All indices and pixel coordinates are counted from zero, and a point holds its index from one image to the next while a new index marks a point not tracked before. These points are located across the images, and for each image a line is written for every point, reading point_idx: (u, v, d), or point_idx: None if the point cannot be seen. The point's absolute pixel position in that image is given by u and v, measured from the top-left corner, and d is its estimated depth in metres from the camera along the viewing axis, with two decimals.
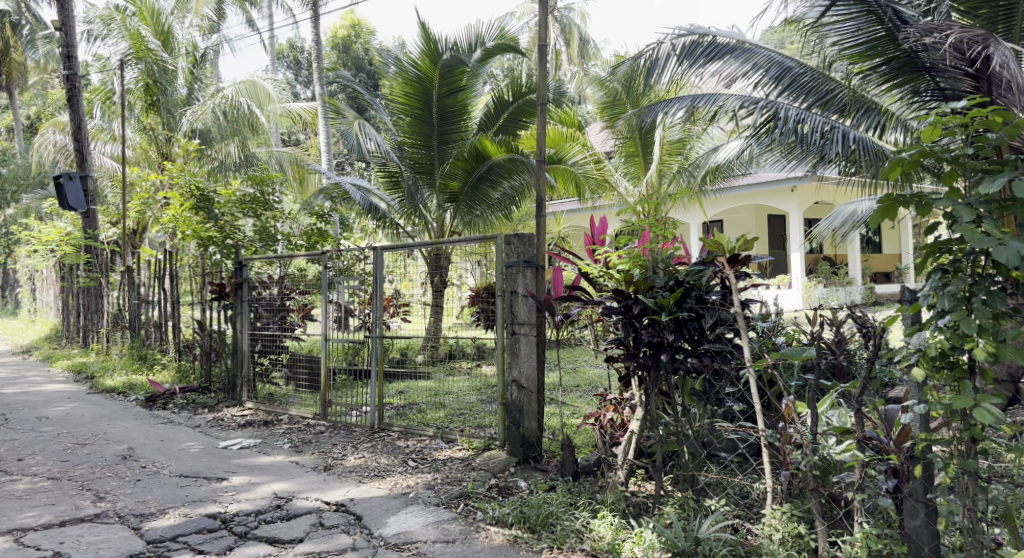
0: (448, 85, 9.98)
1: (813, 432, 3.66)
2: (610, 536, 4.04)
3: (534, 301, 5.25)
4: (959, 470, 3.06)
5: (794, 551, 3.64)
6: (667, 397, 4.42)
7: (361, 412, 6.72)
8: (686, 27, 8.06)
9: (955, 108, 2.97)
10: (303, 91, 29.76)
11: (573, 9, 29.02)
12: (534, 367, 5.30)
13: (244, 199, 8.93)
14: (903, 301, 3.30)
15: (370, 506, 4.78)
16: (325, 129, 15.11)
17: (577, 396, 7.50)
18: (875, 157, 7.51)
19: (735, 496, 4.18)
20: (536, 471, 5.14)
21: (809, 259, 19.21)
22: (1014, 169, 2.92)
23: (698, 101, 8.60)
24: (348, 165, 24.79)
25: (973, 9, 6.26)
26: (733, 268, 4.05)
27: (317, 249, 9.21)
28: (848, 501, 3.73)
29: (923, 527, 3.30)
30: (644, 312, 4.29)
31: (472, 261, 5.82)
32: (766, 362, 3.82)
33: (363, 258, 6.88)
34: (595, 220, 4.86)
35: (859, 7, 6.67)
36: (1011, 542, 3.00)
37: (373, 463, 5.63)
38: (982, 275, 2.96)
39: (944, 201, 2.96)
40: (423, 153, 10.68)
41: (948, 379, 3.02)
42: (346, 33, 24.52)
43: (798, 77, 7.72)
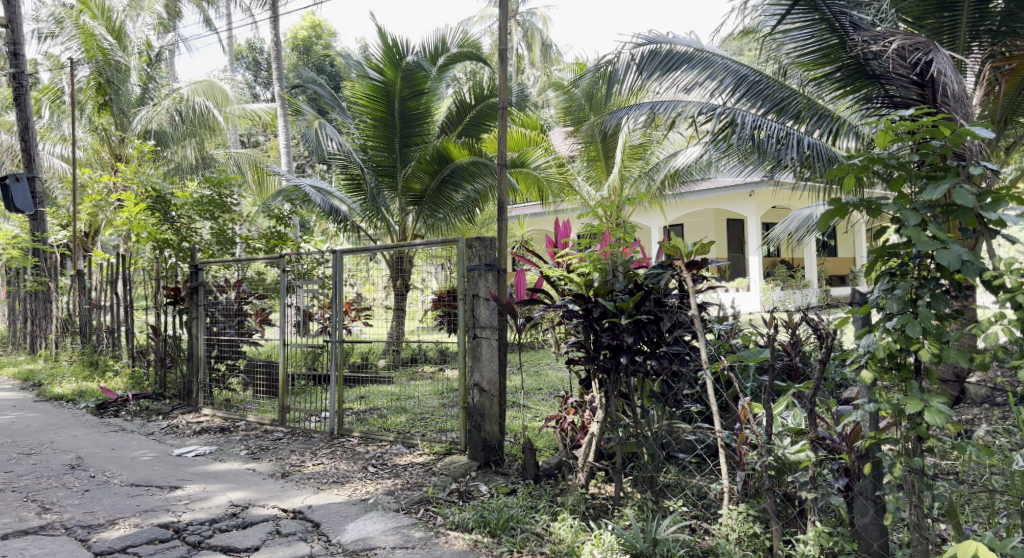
0: (410, 88, 9.93)
1: (768, 432, 3.72)
2: (570, 538, 4.05)
3: (496, 304, 5.25)
4: (906, 468, 3.15)
5: (750, 550, 3.70)
6: (626, 399, 4.47)
7: (320, 418, 6.65)
8: (644, 36, 8.16)
9: (904, 117, 3.06)
10: (262, 92, 29.40)
11: (534, 13, 29.09)
12: (496, 371, 5.30)
13: (202, 201, 8.71)
14: (855, 303, 3.36)
15: (328, 513, 4.73)
16: (284, 130, 14.88)
17: (539, 400, 7.53)
18: (829, 162, 7.68)
19: (693, 497, 4.24)
20: (497, 476, 5.15)
21: (767, 263, 19.55)
22: (957, 176, 3.00)
23: (658, 108, 8.69)
24: (308, 167, 24.53)
25: (921, 19, 6.47)
26: (691, 272, 4.10)
27: (276, 253, 9.10)
28: (802, 500, 3.79)
29: (872, 524, 3.38)
30: (604, 315, 4.31)
31: (435, 264, 5.81)
32: (722, 364, 3.88)
33: (322, 262, 6.80)
34: (558, 223, 4.88)
35: (812, 15, 6.81)
36: (955, 538, 3.09)
37: (332, 470, 5.57)
38: (928, 278, 3.04)
39: (891, 206, 3.04)
40: (385, 155, 10.60)
41: (896, 379, 3.09)
42: (306, 34, 24.25)
43: (754, 84, 7.84)
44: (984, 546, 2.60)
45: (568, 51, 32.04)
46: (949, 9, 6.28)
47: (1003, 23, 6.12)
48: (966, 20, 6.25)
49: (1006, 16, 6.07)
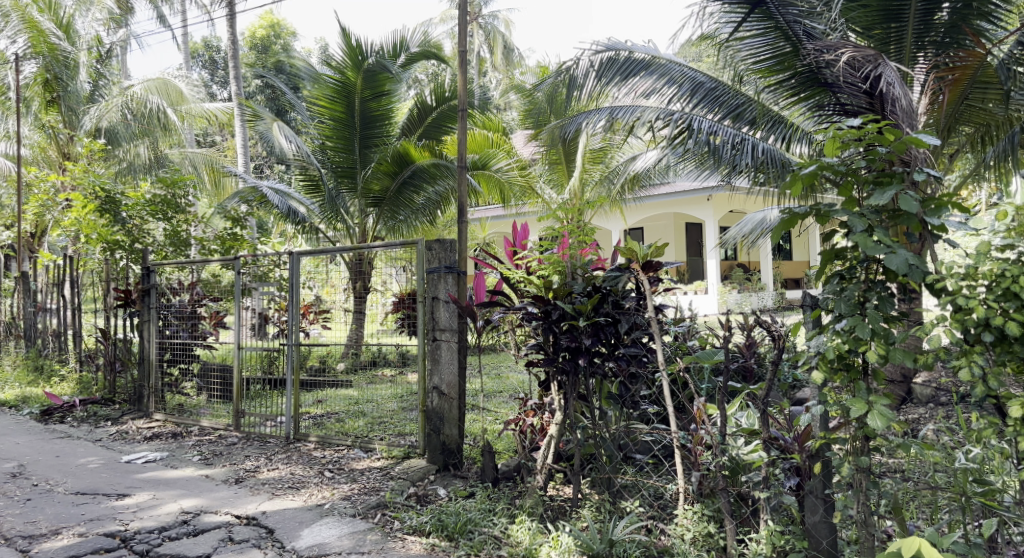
0: (371, 89, 9.87)
1: (722, 433, 3.79)
2: (527, 541, 4.05)
3: (456, 307, 5.24)
4: (855, 467, 3.23)
5: (704, 550, 3.75)
6: (585, 401, 4.49)
7: (277, 423, 6.55)
8: (603, 44, 8.27)
9: (851, 125, 3.13)
10: (220, 92, 28.97)
11: (497, 16, 29.10)
12: (456, 374, 5.28)
13: (154, 201, 8.51)
14: (806, 306, 3.44)
15: (282, 519, 4.67)
16: (242, 130, 14.61)
17: (500, 403, 7.53)
18: (781, 167, 7.87)
19: (650, 498, 4.29)
20: (456, 479, 5.14)
21: (725, 266, 19.87)
22: (902, 182, 3.10)
23: (617, 113, 8.83)
24: (267, 168, 24.20)
25: (869, 30, 6.61)
26: (647, 274, 4.13)
27: (232, 254, 8.95)
28: (755, 500, 3.85)
29: (822, 522, 3.43)
30: (563, 317, 4.34)
31: (395, 267, 5.77)
32: (679, 365, 3.92)
33: (279, 265, 6.69)
34: (517, 225, 4.87)
35: (767, 23, 6.91)
36: (901, 534, 3.18)
37: (287, 475, 5.50)
38: (875, 281, 3.11)
39: (840, 212, 3.11)
40: (344, 157, 10.48)
41: (845, 380, 3.16)
42: (265, 33, 23.91)
43: (710, 91, 7.98)
44: (926, 542, 2.68)
45: (530, 55, 32.15)
46: (896, 21, 6.43)
47: (946, 33, 6.37)
48: (912, 32, 6.41)
49: (949, 27, 6.32)
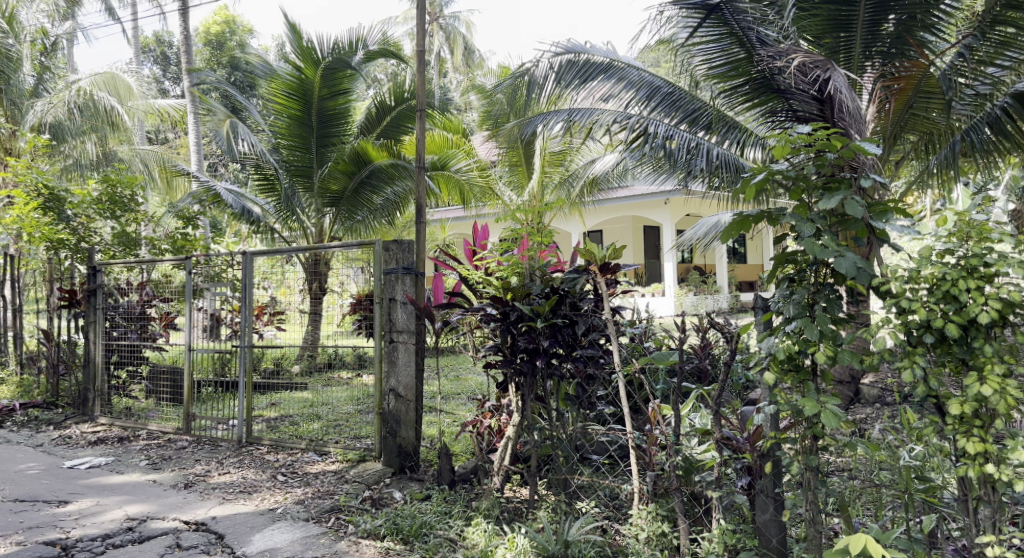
0: (329, 87, 9.76)
1: (676, 433, 3.84)
2: (483, 543, 4.03)
3: (413, 308, 5.21)
4: (804, 466, 3.30)
5: (657, 550, 3.78)
6: (542, 403, 4.49)
7: (228, 426, 6.43)
8: (563, 46, 8.31)
9: (802, 131, 3.20)
10: (172, 88, 28.33)
11: (458, 17, 29.01)
12: (412, 376, 5.25)
13: (101, 199, 8.28)
14: (758, 309, 3.50)
15: (233, 524, 4.59)
16: (195, 127, 14.28)
17: (457, 405, 7.51)
18: (736, 172, 8.07)
19: (605, 498, 4.32)
20: (411, 482, 5.09)
21: (682, 268, 20.12)
22: (850, 187, 3.17)
23: (575, 115, 8.88)
24: (221, 166, 23.74)
25: (819, 38, 6.72)
26: (605, 276, 4.16)
27: (183, 254, 8.76)
28: (707, 499, 3.91)
29: (772, 521, 3.47)
30: (521, 318, 4.34)
31: (354, 267, 5.71)
32: (635, 366, 3.95)
33: (232, 265, 6.55)
34: (476, 226, 4.85)
35: (722, 29, 7.02)
36: (846, 531, 3.25)
37: (239, 479, 5.40)
38: (823, 284, 3.19)
39: (789, 216, 3.18)
40: (299, 155, 10.37)
41: (795, 381, 3.22)
42: (220, 29, 23.45)
43: (667, 95, 8.06)
44: (871, 538, 2.84)
45: (491, 56, 32.07)
46: (845, 30, 6.57)
47: (892, 44, 6.55)
48: (859, 41, 6.57)
49: (894, 37, 6.49)
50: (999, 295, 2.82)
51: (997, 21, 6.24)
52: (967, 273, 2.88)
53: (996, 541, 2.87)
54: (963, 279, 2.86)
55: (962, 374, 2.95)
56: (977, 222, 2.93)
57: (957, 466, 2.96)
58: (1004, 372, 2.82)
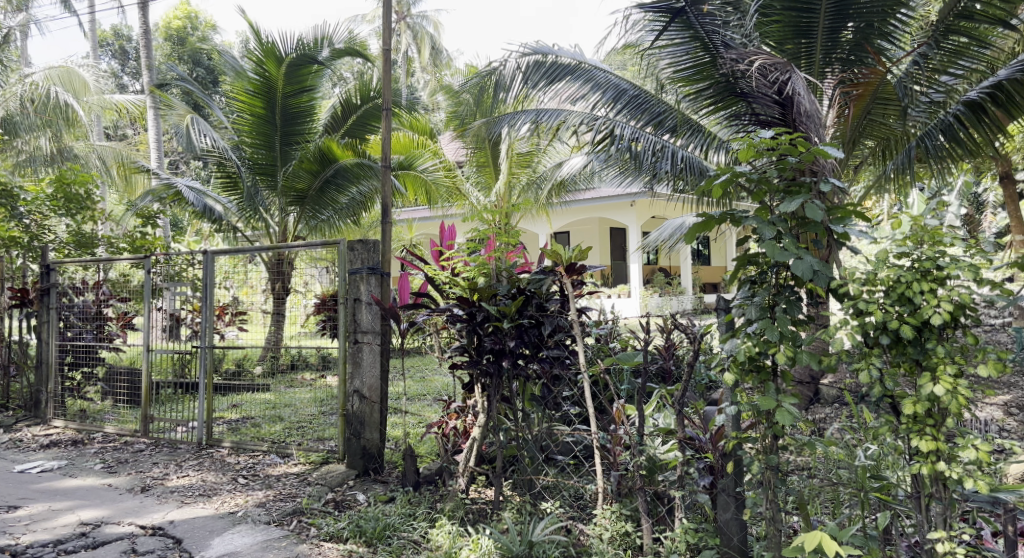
0: (293, 85, 9.63)
1: (640, 433, 3.87)
2: (447, 544, 4.02)
3: (378, 309, 5.17)
4: (765, 465, 3.35)
5: (621, 549, 3.80)
6: (507, 404, 4.49)
7: (188, 428, 6.32)
8: (530, 47, 8.32)
9: (764, 135, 3.26)
10: (131, 83, 27.76)
11: (426, 16, 28.93)
12: (377, 378, 5.21)
13: (55, 196, 8.07)
14: (720, 310, 3.55)
15: (191, 528, 4.51)
16: (155, 123, 14.03)
17: (423, 406, 7.48)
18: (700, 174, 8.15)
19: (569, 498, 4.34)
20: (376, 484, 5.05)
21: (647, 270, 20.31)
22: (810, 191, 3.22)
23: (542, 116, 8.89)
24: (182, 163, 23.31)
25: (781, 45, 6.83)
26: (571, 277, 4.17)
27: (141, 253, 8.59)
28: (671, 499, 3.95)
29: (733, 519, 3.52)
30: (487, 319, 4.33)
31: (319, 267, 5.67)
32: (600, 366, 3.97)
33: (192, 264, 6.42)
34: (444, 226, 4.84)
35: (687, 33, 7.09)
36: (805, 528, 3.31)
37: (198, 483, 5.30)
38: (783, 287, 3.24)
39: (751, 219, 3.22)
40: (263, 154, 10.22)
41: (756, 381, 3.27)
42: (181, 24, 23.01)
43: (633, 98, 8.11)
44: (827, 536, 2.91)
45: (458, 56, 31.96)
46: (805, 37, 6.67)
47: (851, 51, 6.67)
48: (820, 47, 6.67)
49: (853, 45, 6.62)
50: (951, 297, 2.88)
51: (949, 31, 6.42)
52: (922, 276, 2.94)
53: (947, 538, 2.94)
54: (918, 282, 2.92)
55: (916, 374, 3.02)
56: (930, 227, 3.01)
57: (911, 464, 3.03)
58: (956, 372, 2.88)
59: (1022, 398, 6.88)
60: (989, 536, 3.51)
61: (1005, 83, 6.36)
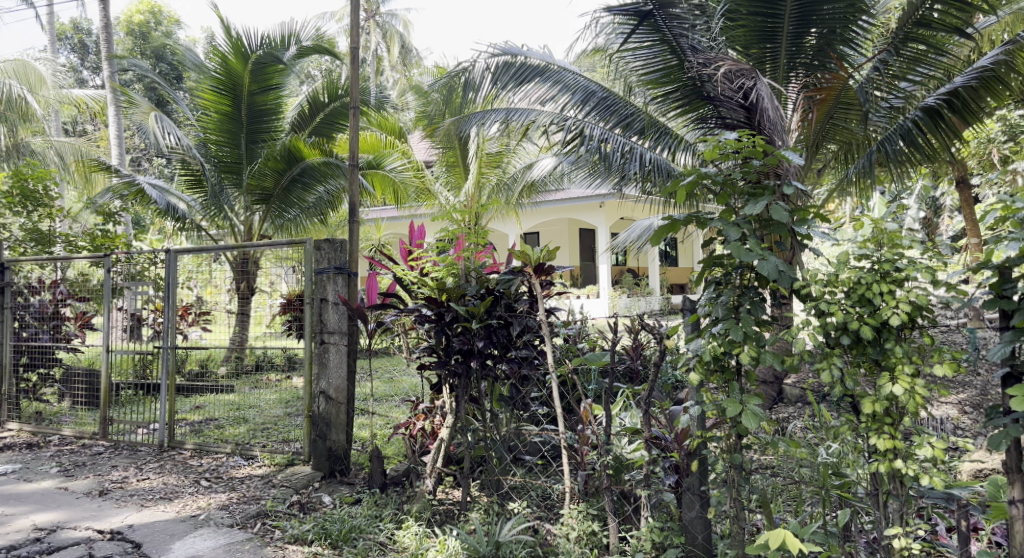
0: (259, 82, 9.49)
1: (607, 433, 3.89)
2: (414, 545, 4.01)
3: (345, 309, 5.13)
4: (728, 464, 3.39)
5: (587, 548, 3.81)
6: (476, 404, 4.49)
7: (149, 430, 6.21)
8: (499, 47, 8.33)
9: (729, 138, 3.28)
10: (91, 78, 27.21)
11: (395, 15, 28.82)
12: (343, 378, 5.16)
13: (11, 192, 7.88)
14: (686, 310, 3.59)
15: (151, 532, 4.43)
16: (116, 120, 13.76)
17: (391, 406, 7.44)
18: (668, 176, 8.22)
19: (536, 498, 4.35)
20: (342, 486, 5.00)
21: (616, 270, 20.45)
22: (773, 194, 3.26)
23: (512, 115, 8.90)
24: (144, 160, 22.88)
25: (746, 49, 6.92)
26: (539, 277, 4.17)
27: (102, 251, 8.43)
28: (637, 497, 3.97)
29: (698, 518, 3.56)
30: (456, 319, 4.32)
31: (285, 266, 5.62)
32: (568, 367, 3.99)
33: (154, 263, 6.31)
34: (412, 226, 4.80)
35: (655, 36, 7.14)
36: (767, 527, 3.35)
37: (159, 486, 5.20)
38: (748, 287, 3.29)
39: (716, 221, 3.25)
40: (228, 151, 10.06)
41: (721, 381, 3.31)
42: (144, 19, 22.62)
43: (601, 100, 8.15)
44: (789, 533, 2.95)
45: (428, 55, 31.81)
46: (770, 42, 6.77)
47: (814, 56, 6.80)
48: (784, 52, 6.78)
49: (816, 50, 6.73)
50: (908, 298, 2.94)
51: (909, 38, 6.56)
52: (881, 278, 3.00)
53: (903, 533, 3.01)
54: (877, 283, 2.97)
55: (875, 374, 3.07)
56: (889, 230, 3.07)
57: (870, 462, 3.08)
58: (913, 372, 2.94)
59: (975, 397, 7.06)
60: (944, 532, 3.59)
61: (961, 90, 6.59)
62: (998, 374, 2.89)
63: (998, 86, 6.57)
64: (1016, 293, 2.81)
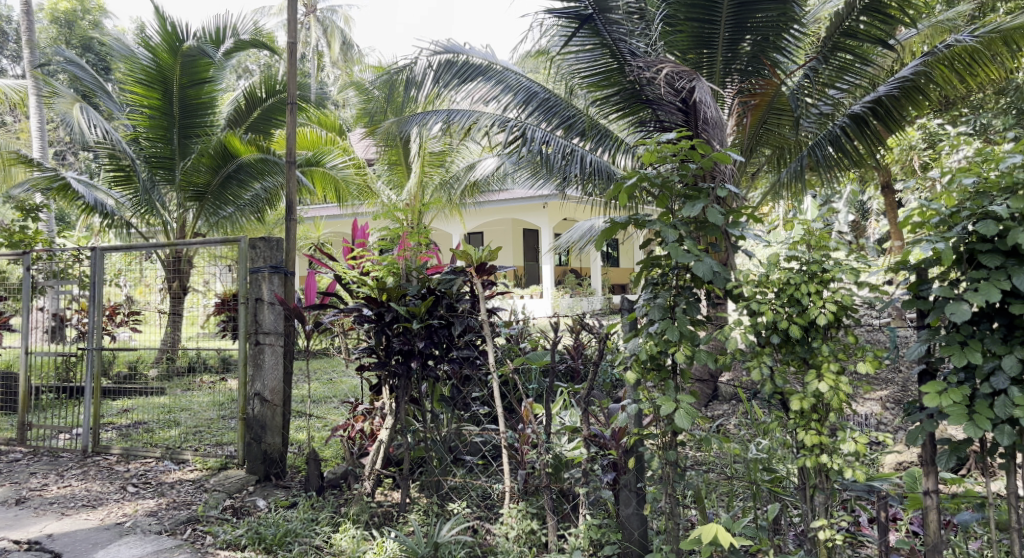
0: (191, 75, 9.17)
1: (547, 432, 3.91)
2: (351, 548, 3.94)
3: (281, 309, 5.02)
4: (663, 460, 3.45)
5: (526, 547, 3.82)
6: (416, 405, 4.45)
7: (72, 436, 5.96)
8: (442, 45, 8.31)
9: (668, 140, 3.30)
10: (10, 66, 26.06)
11: (336, 10, 28.42)
12: (280, 380, 5.05)
13: None
14: (624, 310, 3.64)
15: (72, 542, 4.26)
16: (38, 112, 13.13)
17: (329, 408, 7.34)
18: (608, 178, 8.32)
19: (476, 498, 4.34)
20: (277, 489, 4.90)
21: (559, 271, 20.64)
22: (708, 197, 3.32)
23: (454, 116, 8.89)
24: (71, 155, 21.99)
25: (684, 54, 7.02)
26: (481, 277, 4.15)
27: (20, 249, 8.06)
28: (575, 495, 3.99)
29: (634, 514, 3.62)
30: (396, 319, 4.27)
31: (220, 265, 5.51)
32: (509, 366, 3.99)
33: (80, 261, 6.09)
34: (353, 225, 4.72)
35: (595, 40, 7.22)
36: (701, 522, 3.42)
37: (81, 492, 5.01)
38: (684, 287, 3.34)
39: (654, 222, 3.29)
40: (160, 146, 9.69)
41: (657, 379, 3.36)
42: (70, 6, 21.71)
43: (543, 101, 8.19)
44: (721, 528, 3.03)
45: (370, 52, 31.45)
46: (707, 47, 6.90)
47: (749, 63, 6.94)
48: (720, 57, 6.92)
49: (751, 57, 6.88)
50: (834, 298, 3.04)
51: (837, 48, 6.79)
52: (810, 278, 3.09)
53: (828, 525, 3.11)
54: (806, 283, 3.06)
55: (803, 371, 3.17)
56: (818, 230, 3.15)
57: (798, 458, 3.17)
58: (838, 369, 3.04)
59: (897, 393, 7.36)
60: (865, 522, 3.74)
61: (884, 98, 6.86)
62: (915, 371, 3.01)
63: (917, 96, 6.85)
64: (931, 293, 2.93)
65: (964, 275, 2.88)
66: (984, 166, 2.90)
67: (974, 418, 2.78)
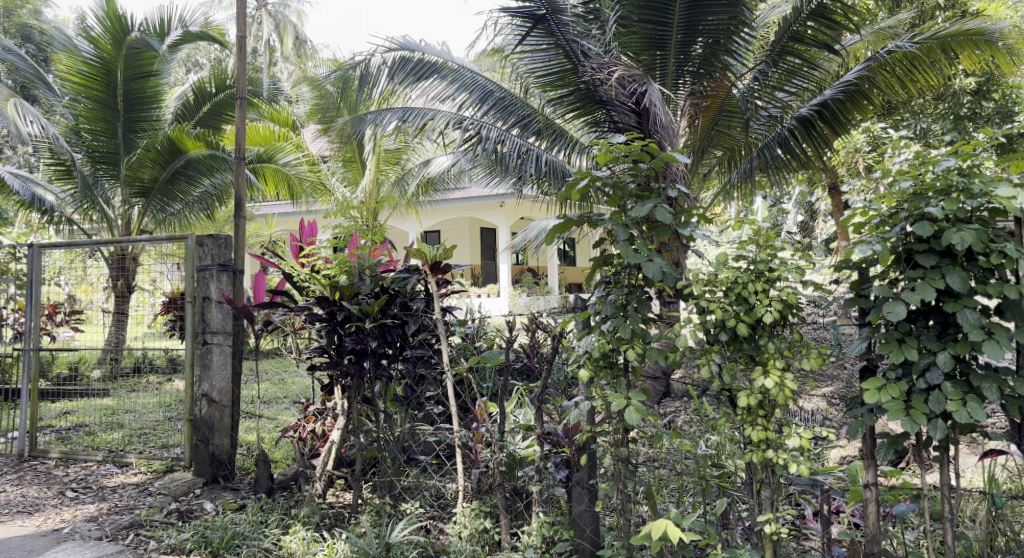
0: (134, 68, 8.89)
1: (501, 430, 3.90)
2: (301, 550, 3.88)
3: (229, 308, 4.91)
4: (614, 456, 3.49)
5: (479, 546, 3.81)
6: (369, 405, 4.39)
7: (10, 439, 5.76)
8: (396, 42, 8.23)
9: (619, 141, 3.32)
10: None
11: (288, 5, 28.10)
12: (228, 380, 4.95)
13: None
14: (576, 309, 3.65)
15: (6, 549, 4.12)
16: None
17: (281, 408, 7.24)
18: (562, 177, 8.36)
19: (429, 498, 4.31)
20: (225, 491, 4.80)
21: (515, 269, 20.74)
22: (659, 197, 3.35)
23: (409, 116, 8.86)
24: (11, 147, 21.28)
25: (637, 55, 7.10)
26: (435, 276, 4.13)
27: None
28: (528, 494, 3.99)
29: (586, 512, 3.64)
30: (349, 318, 4.22)
31: (167, 263, 5.37)
32: (463, 365, 3.98)
33: (17, 260, 5.89)
34: (303, 223, 4.64)
35: (549, 40, 7.24)
36: (651, 517, 3.46)
37: (17, 498, 4.84)
38: (635, 287, 3.36)
39: (606, 221, 3.31)
40: (104, 141, 9.40)
41: (608, 377, 3.38)
42: None
43: (498, 100, 8.17)
44: (670, 523, 3.07)
45: (323, 47, 31.07)
46: (659, 49, 6.99)
47: (700, 65, 7.05)
48: (673, 59, 7.02)
49: (702, 59, 6.98)
50: (780, 297, 3.10)
51: (785, 52, 6.93)
52: (757, 277, 3.15)
53: (773, 519, 3.17)
54: (752, 283, 3.11)
55: (751, 368, 3.22)
56: (765, 230, 3.19)
57: (745, 453, 3.22)
58: (784, 366, 3.10)
59: (841, 389, 7.55)
60: (809, 516, 3.82)
61: (830, 102, 7.03)
62: (857, 368, 3.10)
63: (861, 100, 7.06)
64: (871, 292, 3.01)
65: (902, 275, 2.96)
66: (921, 169, 2.96)
67: (911, 412, 2.86)
